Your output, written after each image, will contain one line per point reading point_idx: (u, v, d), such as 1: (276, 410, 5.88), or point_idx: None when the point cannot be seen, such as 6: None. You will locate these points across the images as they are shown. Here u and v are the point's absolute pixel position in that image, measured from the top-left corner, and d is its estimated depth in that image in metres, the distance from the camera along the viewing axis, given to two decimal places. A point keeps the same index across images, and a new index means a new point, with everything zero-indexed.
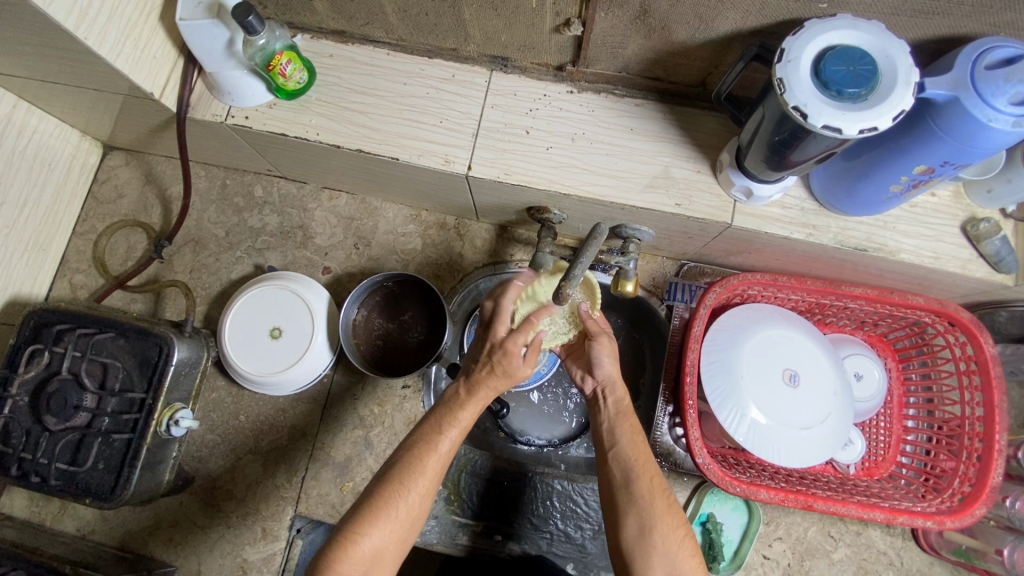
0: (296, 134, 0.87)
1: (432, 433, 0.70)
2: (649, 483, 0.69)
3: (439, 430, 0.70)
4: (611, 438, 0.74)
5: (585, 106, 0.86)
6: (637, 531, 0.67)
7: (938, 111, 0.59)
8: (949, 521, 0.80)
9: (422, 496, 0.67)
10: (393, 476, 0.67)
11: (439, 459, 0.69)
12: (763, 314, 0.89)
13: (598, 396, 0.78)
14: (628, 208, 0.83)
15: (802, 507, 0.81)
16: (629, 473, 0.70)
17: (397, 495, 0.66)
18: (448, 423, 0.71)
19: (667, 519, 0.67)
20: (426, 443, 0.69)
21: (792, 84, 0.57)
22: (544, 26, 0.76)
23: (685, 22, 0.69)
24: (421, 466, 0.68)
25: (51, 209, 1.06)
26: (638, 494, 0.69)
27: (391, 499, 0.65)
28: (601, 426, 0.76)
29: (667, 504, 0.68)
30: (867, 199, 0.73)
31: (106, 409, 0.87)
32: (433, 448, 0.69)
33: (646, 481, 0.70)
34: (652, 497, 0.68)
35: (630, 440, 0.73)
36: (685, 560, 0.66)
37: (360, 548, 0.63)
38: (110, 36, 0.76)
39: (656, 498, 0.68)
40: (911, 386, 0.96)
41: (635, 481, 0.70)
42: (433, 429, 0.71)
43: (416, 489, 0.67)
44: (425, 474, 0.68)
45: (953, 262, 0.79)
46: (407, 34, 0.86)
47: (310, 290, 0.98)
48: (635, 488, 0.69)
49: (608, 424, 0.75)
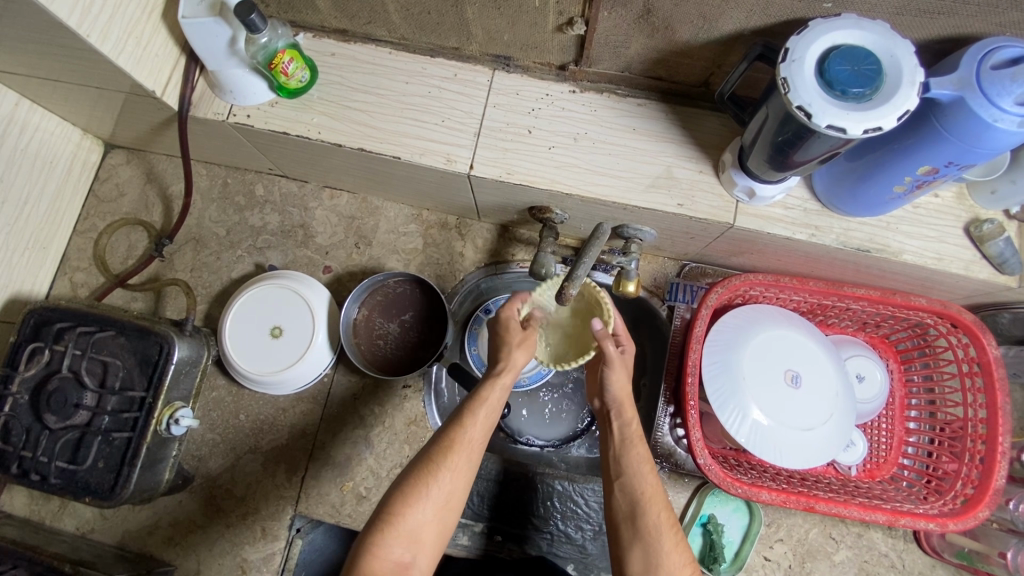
0: (297, 133, 0.87)
1: (462, 418, 0.70)
2: (659, 516, 0.68)
3: (467, 417, 0.70)
4: (619, 467, 0.72)
5: (587, 106, 0.86)
6: (643, 566, 0.65)
7: (942, 111, 0.59)
8: (951, 523, 0.80)
9: (460, 476, 0.67)
10: (429, 457, 0.67)
11: (471, 442, 0.69)
12: (765, 315, 0.88)
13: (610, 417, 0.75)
14: (630, 208, 0.82)
15: (803, 508, 0.81)
16: (636, 506, 0.69)
17: (433, 476, 0.65)
18: (476, 414, 0.70)
19: (675, 556, 0.65)
20: (458, 428, 0.69)
21: (796, 83, 0.57)
22: (547, 25, 0.76)
23: (688, 21, 0.68)
24: (455, 447, 0.67)
25: (52, 207, 1.06)
26: (644, 530, 0.67)
27: (427, 479, 0.65)
28: (608, 454, 0.74)
29: (675, 540, 0.67)
30: (870, 200, 0.73)
31: (106, 408, 0.86)
32: (463, 434, 0.69)
33: (654, 516, 0.68)
34: (659, 534, 0.67)
35: (638, 466, 0.71)
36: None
37: (400, 528, 0.63)
38: (112, 34, 0.76)
39: (664, 534, 0.67)
40: (913, 388, 0.96)
41: (643, 515, 0.68)
42: (464, 416, 0.70)
43: (452, 470, 0.67)
44: (459, 456, 0.67)
45: (956, 264, 0.78)
46: (409, 33, 0.86)
47: (310, 289, 0.97)
48: (644, 520, 0.67)
49: (615, 452, 0.73)
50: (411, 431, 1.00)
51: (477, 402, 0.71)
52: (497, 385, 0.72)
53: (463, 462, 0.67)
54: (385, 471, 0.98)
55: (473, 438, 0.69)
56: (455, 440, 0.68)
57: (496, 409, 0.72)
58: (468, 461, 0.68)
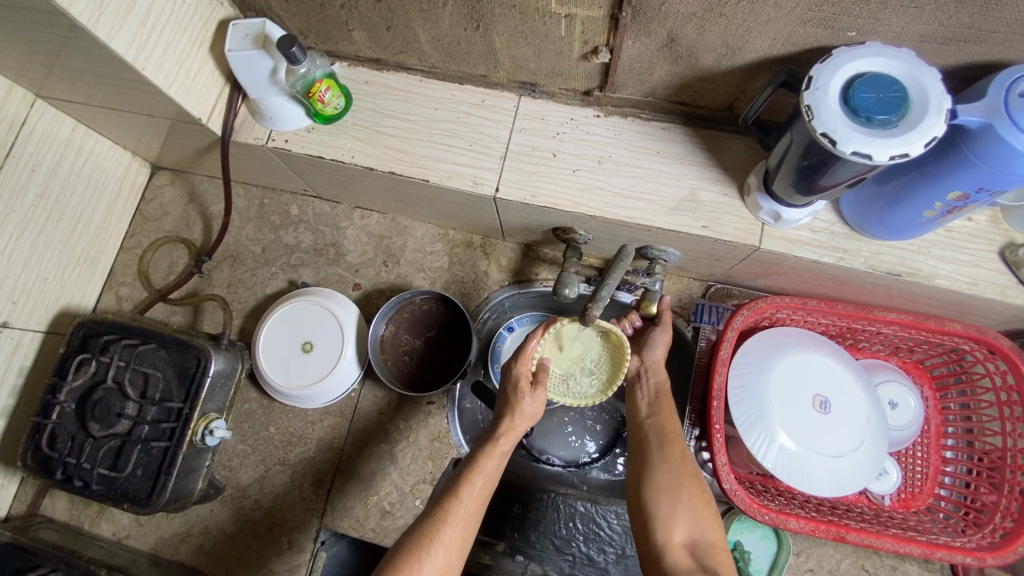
0: (331, 157, 0.91)
1: (458, 487, 0.69)
2: (679, 450, 0.75)
3: (462, 487, 0.69)
4: (649, 409, 0.80)
5: (611, 130, 0.88)
6: (666, 484, 0.71)
7: (971, 137, 0.59)
8: (989, 558, 0.77)
9: (453, 550, 0.65)
10: (421, 531, 0.65)
11: (465, 513, 0.67)
12: (792, 339, 0.87)
13: (639, 374, 0.84)
14: (655, 230, 0.83)
15: (833, 537, 0.78)
16: (663, 437, 0.76)
17: (426, 550, 0.63)
18: (474, 484, 0.69)
19: (692, 484, 0.71)
20: (453, 498, 0.68)
21: (820, 111, 0.57)
22: (573, 53, 0.79)
23: (711, 49, 0.70)
24: (451, 515, 0.66)
25: (102, 226, 1.12)
26: (669, 454, 0.74)
27: (419, 555, 0.63)
28: (640, 401, 0.82)
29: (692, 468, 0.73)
30: (900, 224, 0.72)
31: (146, 418, 0.90)
32: (458, 505, 0.67)
33: (677, 447, 0.75)
34: (680, 460, 0.73)
35: (665, 411, 0.79)
36: (707, 520, 0.69)
37: None
38: (165, 66, 0.81)
39: (685, 461, 0.73)
40: (949, 415, 0.93)
41: (669, 445, 0.75)
42: (460, 486, 0.69)
43: (445, 541, 0.65)
44: (453, 527, 0.66)
45: (991, 288, 0.77)
46: (439, 62, 0.90)
47: (341, 305, 1.01)
48: (665, 448, 0.74)
49: (647, 400, 0.81)
50: (435, 447, 1.01)
51: (475, 472, 0.70)
52: (496, 453, 0.72)
53: (457, 533, 0.66)
54: (409, 486, 0.99)
55: (468, 509, 0.68)
56: (450, 512, 0.67)
57: (493, 478, 0.71)
58: (464, 530, 0.67)
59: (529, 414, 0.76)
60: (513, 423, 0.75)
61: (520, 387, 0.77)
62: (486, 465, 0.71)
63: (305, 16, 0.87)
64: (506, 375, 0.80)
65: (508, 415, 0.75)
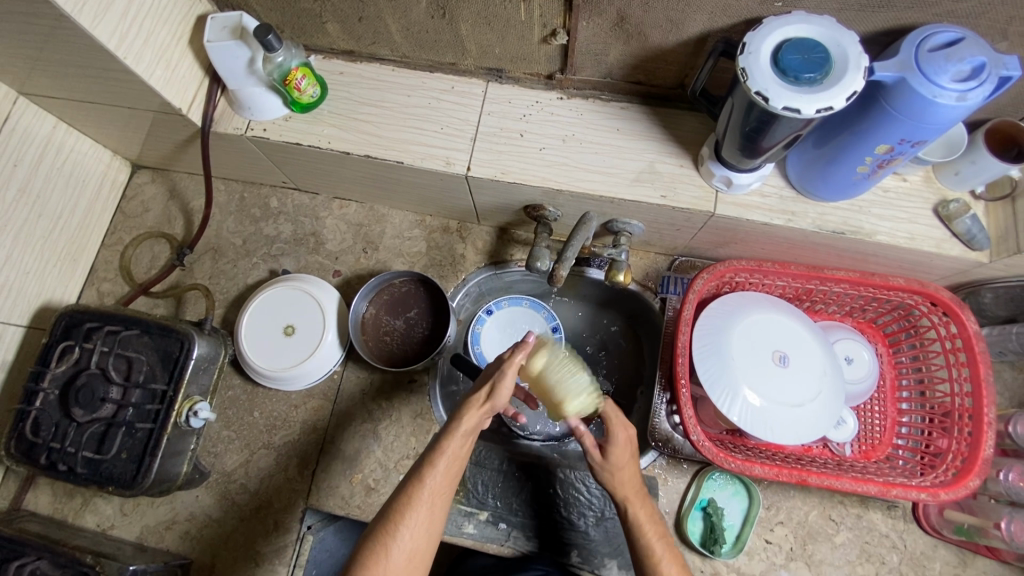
0: (309, 143, 0.95)
1: (422, 472, 0.73)
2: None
3: (426, 469, 0.73)
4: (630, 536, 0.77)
5: (574, 110, 0.93)
6: None
7: (889, 92, 0.63)
8: (943, 493, 0.81)
9: (421, 532, 0.71)
10: (387, 516, 0.71)
11: (431, 495, 0.72)
12: (752, 300, 0.93)
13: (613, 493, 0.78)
14: (618, 200, 0.89)
15: (796, 481, 0.82)
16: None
17: (392, 533, 0.69)
18: (437, 467, 0.73)
19: None
20: (417, 483, 0.72)
21: (753, 72, 0.63)
22: (534, 37, 0.84)
23: (658, 25, 0.76)
24: (414, 500, 0.71)
25: (83, 222, 1.14)
26: None
27: (385, 542, 0.69)
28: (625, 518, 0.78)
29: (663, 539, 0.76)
30: (839, 181, 0.78)
31: (130, 401, 0.92)
32: (423, 487, 0.72)
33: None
34: None
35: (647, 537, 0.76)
36: None
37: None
38: (146, 57, 0.85)
39: None
40: (903, 370, 0.99)
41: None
42: (424, 469, 0.73)
43: (411, 524, 0.70)
44: (418, 510, 0.71)
45: (927, 242, 0.83)
46: (410, 51, 0.95)
47: (321, 289, 1.04)
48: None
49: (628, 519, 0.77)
50: (418, 424, 1.04)
51: (438, 455, 0.73)
52: (459, 434, 0.74)
53: (423, 517, 0.71)
54: (393, 463, 1.02)
55: (432, 491, 0.72)
56: (415, 497, 0.72)
57: (460, 455, 0.75)
58: (431, 511, 0.72)
59: (497, 404, 0.75)
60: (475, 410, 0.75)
61: (495, 382, 0.74)
62: (450, 448, 0.74)
63: (281, 10, 0.91)
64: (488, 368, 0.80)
65: (473, 405, 0.75)
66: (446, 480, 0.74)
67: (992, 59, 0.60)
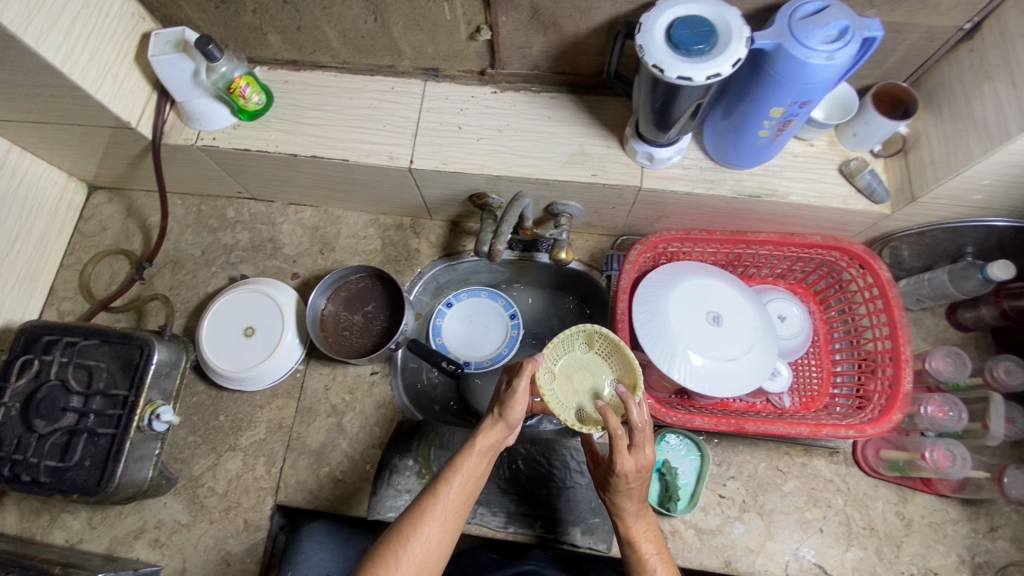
0: (257, 148, 0.99)
1: (437, 486, 0.76)
2: None
3: (440, 484, 0.76)
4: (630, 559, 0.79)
5: (508, 102, 0.99)
6: None
7: (770, 58, 0.70)
8: (869, 429, 0.87)
9: (431, 545, 0.72)
10: (400, 528, 0.73)
11: (443, 511, 0.74)
12: (688, 267, 0.99)
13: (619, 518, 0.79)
14: (552, 181, 0.94)
15: (734, 429, 0.88)
16: None
17: (403, 544, 0.71)
18: (451, 483, 0.76)
19: None
20: (430, 497, 0.75)
21: (649, 47, 0.70)
22: (461, 35, 0.91)
23: (569, 15, 0.83)
24: (426, 514, 0.74)
25: (41, 243, 1.16)
26: None
27: (396, 552, 0.70)
28: (623, 541, 0.80)
29: (663, 557, 0.78)
30: (748, 147, 0.85)
31: (92, 408, 0.93)
32: (436, 501, 0.75)
33: None
34: None
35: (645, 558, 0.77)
36: None
37: None
38: (92, 74, 0.89)
39: None
40: (834, 324, 1.06)
41: None
42: (439, 484, 0.76)
43: (422, 536, 0.72)
44: (430, 524, 0.73)
45: (835, 199, 0.90)
46: (349, 56, 1.01)
47: (278, 290, 1.08)
48: None
49: (626, 541, 0.79)
50: (382, 414, 1.07)
51: (452, 471, 0.76)
52: (474, 452, 0.77)
53: (435, 530, 0.73)
54: (360, 453, 1.04)
55: (447, 506, 0.75)
56: (428, 509, 0.74)
57: (474, 474, 0.77)
58: (443, 526, 0.74)
59: (511, 418, 0.78)
60: (493, 426, 0.79)
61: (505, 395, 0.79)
62: (463, 466, 0.77)
63: (222, 25, 0.97)
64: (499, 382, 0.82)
65: (492, 419, 0.79)
66: (458, 497, 0.76)
67: (854, 23, 0.68)
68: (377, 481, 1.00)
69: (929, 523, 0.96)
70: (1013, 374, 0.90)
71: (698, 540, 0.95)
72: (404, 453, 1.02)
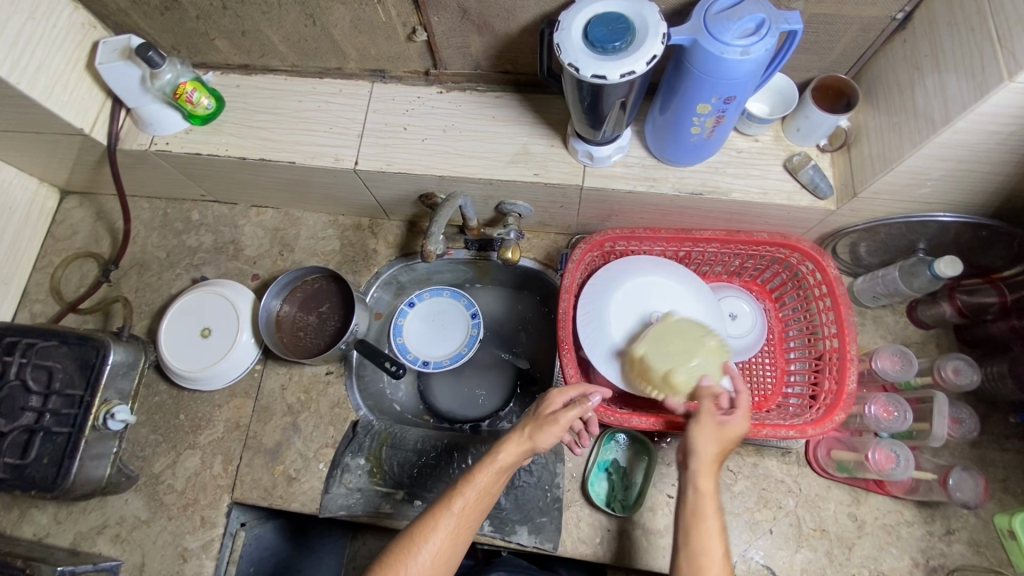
0: (208, 152, 1.01)
1: (452, 496, 0.76)
2: None
3: (457, 497, 0.75)
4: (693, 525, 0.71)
5: (453, 102, 1.00)
6: None
7: (690, 55, 0.69)
8: (810, 429, 0.85)
9: (439, 556, 0.72)
10: (412, 534, 0.73)
11: (457, 523, 0.74)
12: (635, 265, 0.97)
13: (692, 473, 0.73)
14: (495, 181, 0.94)
15: (671, 429, 0.86)
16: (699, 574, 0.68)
17: (414, 550, 0.71)
18: (467, 497, 0.75)
19: None
20: (444, 508, 0.75)
21: (565, 46, 0.69)
22: (399, 36, 0.91)
23: (497, 15, 0.83)
24: (439, 526, 0.73)
25: (12, 246, 1.19)
26: None
27: (405, 557, 0.71)
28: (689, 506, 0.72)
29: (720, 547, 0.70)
30: (683, 144, 0.84)
31: (50, 407, 0.96)
32: (448, 512, 0.74)
33: None
34: None
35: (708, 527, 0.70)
36: None
37: None
38: (41, 82, 0.91)
39: None
40: (789, 322, 1.04)
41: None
42: (454, 496, 0.76)
43: (432, 545, 0.72)
44: (440, 534, 0.73)
45: (779, 196, 0.88)
46: (297, 60, 1.02)
47: (235, 291, 1.10)
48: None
49: (694, 506, 0.72)
50: (335, 413, 1.08)
51: (468, 484, 0.76)
52: (494, 469, 0.77)
53: (443, 542, 0.73)
54: (313, 452, 1.05)
55: (458, 521, 0.74)
56: (440, 519, 0.74)
57: (491, 492, 0.77)
58: (453, 539, 0.74)
59: (541, 440, 0.78)
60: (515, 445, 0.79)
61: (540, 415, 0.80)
62: (481, 480, 0.76)
63: (171, 31, 0.99)
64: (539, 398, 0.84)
65: (516, 438, 0.79)
66: (472, 513, 0.75)
67: (771, 16, 0.66)
68: (329, 480, 1.02)
69: (882, 526, 0.93)
70: (962, 373, 0.88)
71: (645, 540, 0.94)
72: (356, 452, 1.04)
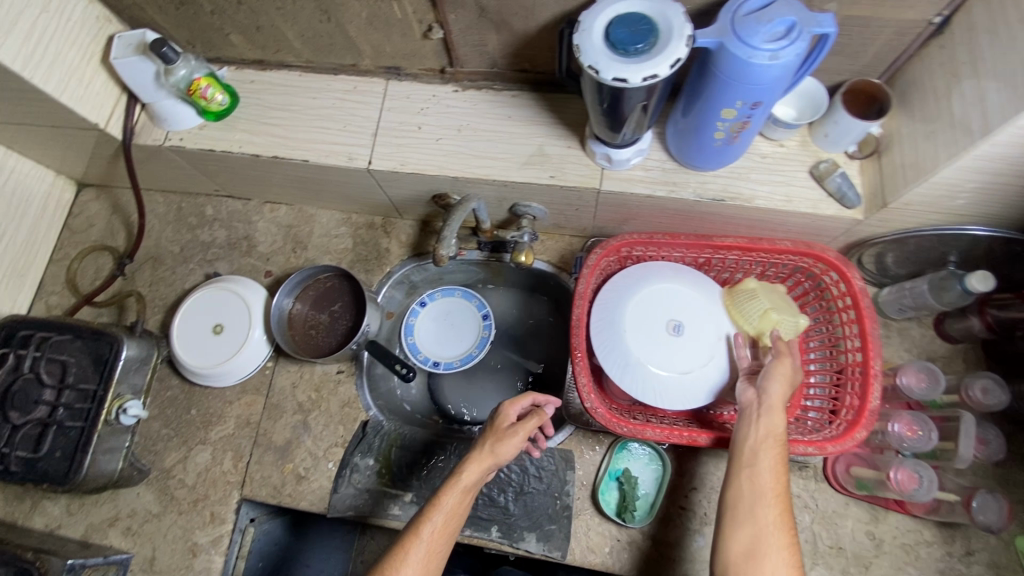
0: (222, 148, 1.00)
1: (419, 524, 0.74)
2: (776, 513, 0.67)
3: (423, 525, 0.74)
4: (751, 455, 0.70)
5: (468, 101, 0.97)
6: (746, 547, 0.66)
7: (715, 58, 0.66)
8: (830, 446, 0.82)
9: None
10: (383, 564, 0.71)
11: (428, 550, 0.72)
12: (653, 271, 0.95)
13: (755, 404, 0.74)
14: (511, 183, 0.92)
15: (686, 442, 0.84)
16: (755, 498, 0.67)
17: None
18: (434, 522, 0.74)
19: (781, 551, 0.65)
20: (413, 538, 0.73)
21: (585, 47, 0.67)
22: (415, 34, 0.90)
23: (516, 13, 0.81)
24: (408, 557, 0.71)
25: (29, 238, 1.20)
26: (762, 517, 0.66)
27: None
28: (745, 440, 0.72)
29: (776, 472, 0.69)
30: (705, 149, 0.81)
31: (63, 401, 0.97)
32: (416, 541, 0.72)
33: (774, 512, 0.67)
34: (778, 527, 0.66)
35: (766, 458, 0.69)
36: None
37: None
38: (55, 76, 0.91)
39: (778, 528, 0.66)
40: None
41: (762, 504, 0.67)
42: (421, 523, 0.74)
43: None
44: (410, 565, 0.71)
45: (804, 203, 0.85)
46: (312, 56, 1.00)
47: (248, 288, 1.10)
48: (763, 508, 0.67)
49: (753, 440, 0.71)
50: (346, 412, 1.07)
51: (433, 509, 0.74)
52: (457, 489, 0.75)
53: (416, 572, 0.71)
54: (322, 451, 1.05)
55: (429, 546, 0.73)
56: (409, 550, 0.72)
57: (459, 512, 0.75)
58: (426, 566, 0.72)
59: (501, 456, 0.77)
60: (476, 463, 0.77)
61: (495, 431, 0.79)
62: (446, 503, 0.75)
63: (186, 26, 0.98)
64: (493, 415, 0.82)
65: (474, 455, 0.77)
66: (443, 537, 0.74)
67: (803, 19, 0.63)
68: (338, 480, 1.02)
69: (901, 545, 0.91)
70: (991, 393, 0.85)
71: (655, 550, 0.93)
72: (365, 452, 1.04)
